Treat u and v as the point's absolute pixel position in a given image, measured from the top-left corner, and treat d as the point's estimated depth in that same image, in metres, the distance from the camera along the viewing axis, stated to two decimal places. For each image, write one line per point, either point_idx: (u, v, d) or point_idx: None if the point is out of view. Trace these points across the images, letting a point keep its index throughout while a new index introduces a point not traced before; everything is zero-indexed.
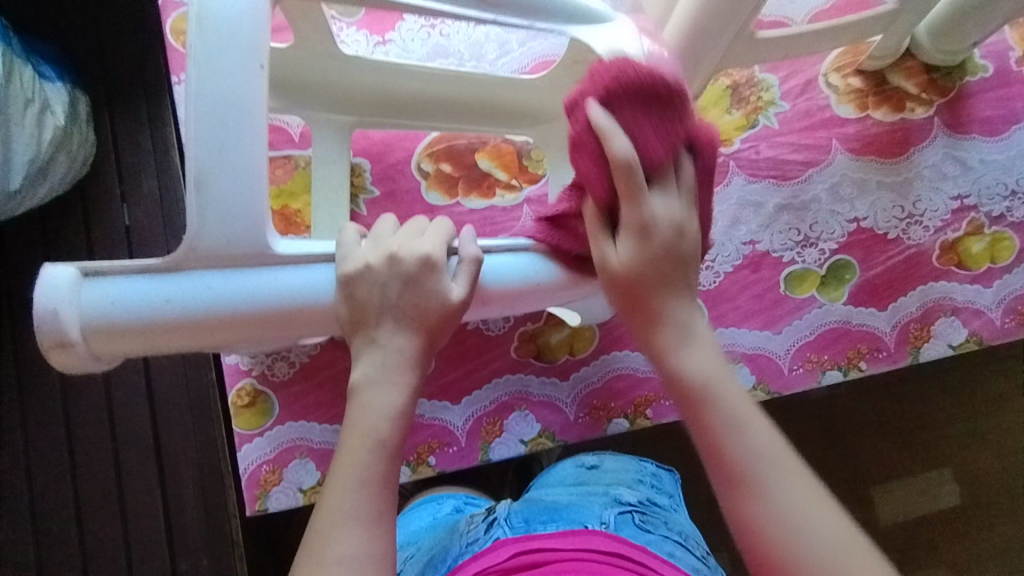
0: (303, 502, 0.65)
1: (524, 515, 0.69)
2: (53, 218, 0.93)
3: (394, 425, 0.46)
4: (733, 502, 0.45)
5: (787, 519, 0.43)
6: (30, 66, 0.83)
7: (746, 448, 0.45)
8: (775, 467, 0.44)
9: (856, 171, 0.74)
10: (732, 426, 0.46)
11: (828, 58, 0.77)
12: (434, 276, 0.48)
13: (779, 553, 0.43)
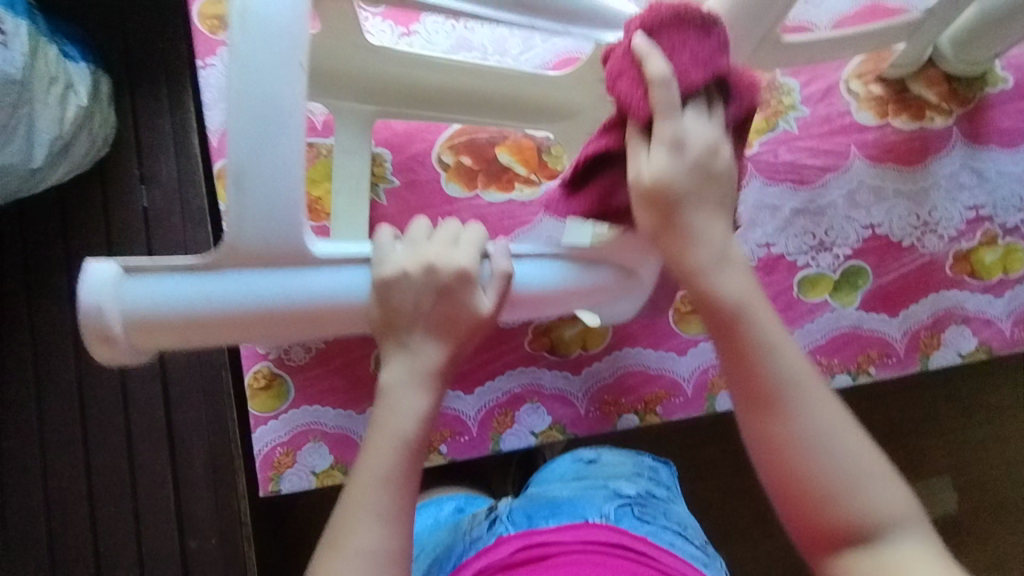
0: (315, 485, 0.66)
1: (525, 511, 0.71)
2: (74, 197, 0.94)
3: (419, 430, 0.50)
4: (760, 418, 0.49)
5: (820, 438, 0.48)
6: (55, 45, 0.83)
7: (806, 433, 0.48)
8: (835, 446, 0.48)
9: (873, 178, 0.75)
10: (796, 420, 0.48)
11: (850, 64, 0.77)
12: (470, 290, 0.51)
13: (805, 468, 0.48)
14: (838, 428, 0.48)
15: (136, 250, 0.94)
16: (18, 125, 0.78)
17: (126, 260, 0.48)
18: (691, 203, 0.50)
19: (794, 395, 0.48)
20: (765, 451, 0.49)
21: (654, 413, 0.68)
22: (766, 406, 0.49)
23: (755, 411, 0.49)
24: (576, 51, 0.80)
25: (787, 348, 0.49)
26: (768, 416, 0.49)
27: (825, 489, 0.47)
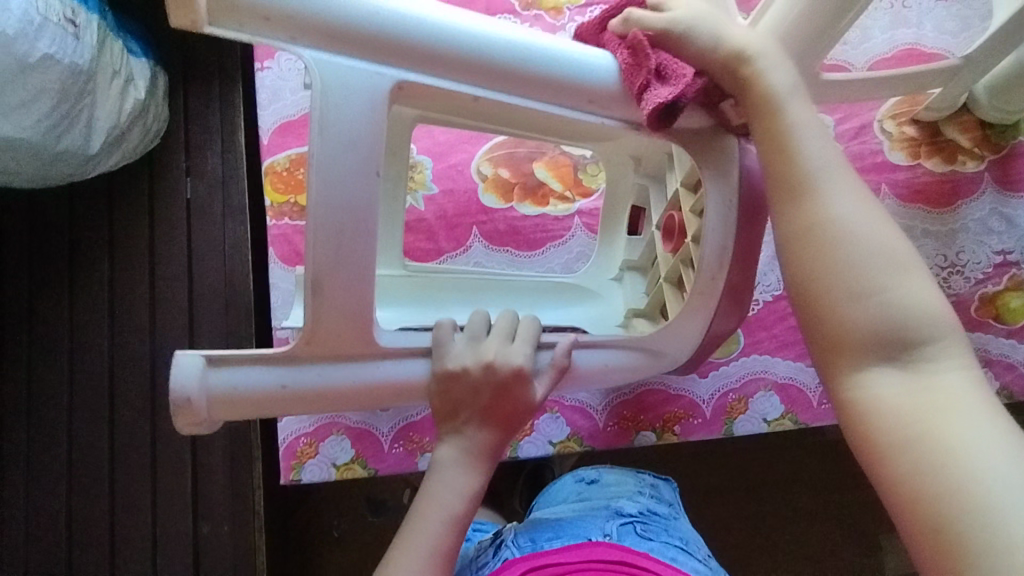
0: (336, 477, 0.67)
1: (530, 534, 0.69)
2: (122, 184, 0.98)
3: (467, 504, 0.56)
4: (795, 205, 0.50)
5: (851, 249, 0.47)
6: (121, 41, 0.88)
7: (840, 213, 0.48)
8: (877, 263, 0.46)
9: (903, 217, 0.76)
10: (829, 215, 0.48)
11: (885, 105, 0.79)
12: (525, 385, 0.58)
13: (829, 267, 0.47)
14: (878, 237, 0.47)
15: (176, 239, 0.97)
16: (81, 113, 0.82)
17: (209, 351, 0.55)
18: (789, 97, 0.51)
19: (829, 185, 0.49)
20: (796, 243, 0.49)
21: (671, 432, 0.71)
22: (806, 192, 0.49)
23: (790, 198, 0.49)
24: None
25: (831, 161, 0.50)
26: (806, 198, 0.49)
27: (857, 283, 0.46)
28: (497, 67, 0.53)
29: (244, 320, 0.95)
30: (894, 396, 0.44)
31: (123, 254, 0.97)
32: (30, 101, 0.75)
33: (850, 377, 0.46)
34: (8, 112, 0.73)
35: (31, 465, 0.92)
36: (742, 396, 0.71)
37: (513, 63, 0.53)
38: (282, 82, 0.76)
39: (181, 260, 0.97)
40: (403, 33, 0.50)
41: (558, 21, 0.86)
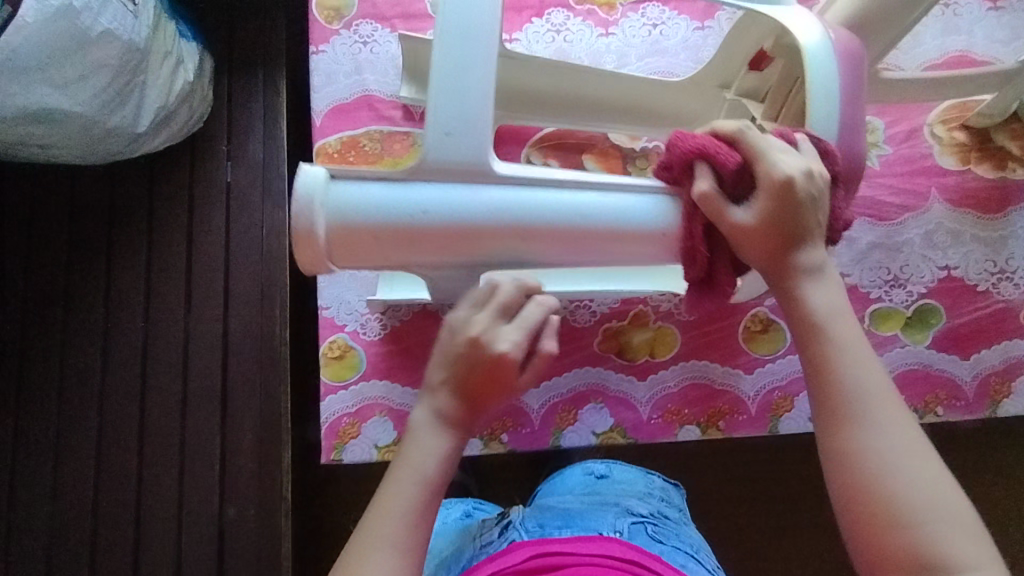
0: (376, 458, 0.75)
1: (538, 519, 0.64)
2: (162, 165, 0.98)
3: (439, 467, 0.53)
4: (834, 432, 0.51)
5: (892, 469, 0.49)
6: (174, 23, 0.89)
7: (886, 445, 0.49)
8: (918, 490, 0.48)
9: (952, 222, 0.77)
10: (872, 444, 0.50)
11: (932, 113, 0.79)
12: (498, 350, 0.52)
13: (874, 493, 0.49)
14: (921, 470, 0.49)
15: (214, 223, 0.97)
16: (132, 92, 0.83)
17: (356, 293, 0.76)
18: (830, 322, 0.53)
19: (875, 412, 0.50)
20: (840, 471, 0.50)
21: (715, 427, 0.77)
22: (851, 420, 0.51)
23: (834, 423, 0.51)
24: (668, 71, 0.82)
25: (876, 385, 0.51)
26: (847, 426, 0.51)
27: (894, 508, 0.48)
28: (546, 238, 0.58)
29: (280, 304, 0.95)
30: None
31: (160, 234, 0.97)
32: (86, 76, 0.76)
33: None
34: (64, 85, 0.75)
35: (60, 441, 0.92)
36: (787, 394, 0.77)
37: (557, 231, 0.58)
38: (337, 65, 0.80)
39: (218, 243, 0.97)
40: (467, 228, 0.57)
41: (612, 16, 0.83)
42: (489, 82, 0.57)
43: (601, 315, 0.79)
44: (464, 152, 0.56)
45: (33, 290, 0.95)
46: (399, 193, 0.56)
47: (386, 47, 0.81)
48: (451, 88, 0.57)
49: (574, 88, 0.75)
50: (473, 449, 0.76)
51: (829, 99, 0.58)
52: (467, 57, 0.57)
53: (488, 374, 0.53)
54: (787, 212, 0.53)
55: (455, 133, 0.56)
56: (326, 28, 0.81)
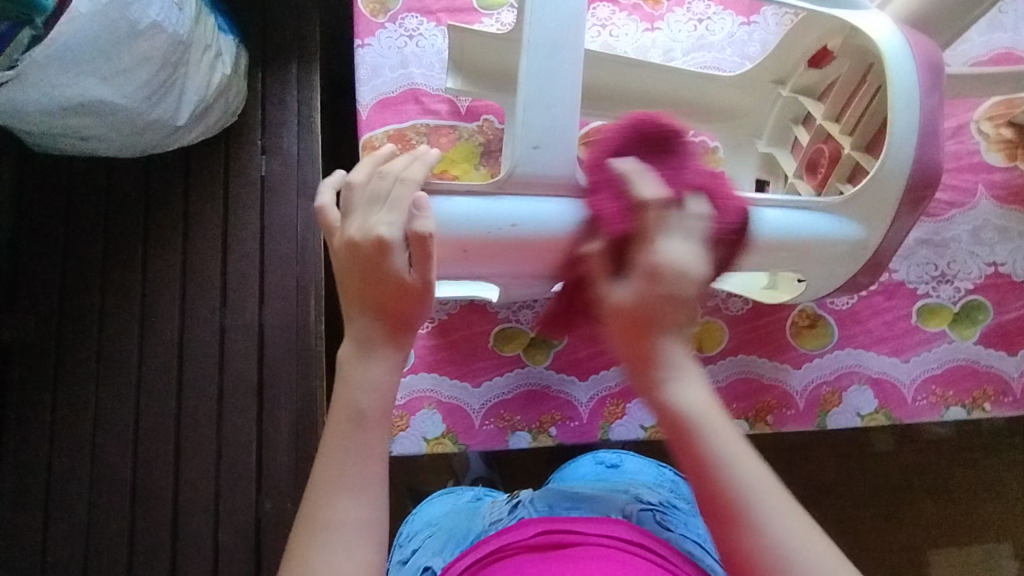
0: (426, 450, 0.76)
1: (547, 500, 0.66)
2: (197, 157, 0.98)
3: (377, 398, 0.50)
4: (723, 531, 0.44)
5: (782, 571, 0.42)
6: (212, 16, 0.89)
7: (771, 536, 0.43)
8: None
9: (999, 218, 0.80)
10: (775, 546, 0.43)
11: (982, 107, 0.82)
12: (387, 257, 0.50)
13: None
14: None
15: (248, 218, 0.97)
16: (174, 84, 0.83)
17: None
18: (706, 423, 0.47)
19: (757, 505, 0.44)
20: None
21: (763, 421, 0.77)
22: (739, 523, 0.43)
23: (728, 528, 0.44)
24: (714, 67, 0.85)
25: (739, 476, 0.45)
26: (736, 530, 0.43)
27: None
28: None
29: (314, 299, 0.95)
30: None
31: (195, 228, 0.96)
32: (131, 69, 0.77)
33: None
34: (110, 77, 0.76)
35: (96, 434, 0.92)
36: (836, 389, 0.77)
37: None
38: (382, 59, 0.82)
39: (252, 237, 0.96)
40: (544, 238, 0.61)
41: (657, 11, 0.86)
42: (575, 97, 0.60)
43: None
44: (550, 167, 0.60)
45: (70, 282, 0.95)
46: (489, 206, 0.61)
47: (431, 40, 0.83)
48: (539, 102, 0.59)
49: (636, 82, 0.79)
50: (520, 442, 0.77)
51: (912, 101, 0.60)
52: (556, 74, 0.59)
53: (396, 296, 0.51)
54: (655, 305, 0.49)
55: (542, 147, 0.59)
56: (371, 21, 0.83)
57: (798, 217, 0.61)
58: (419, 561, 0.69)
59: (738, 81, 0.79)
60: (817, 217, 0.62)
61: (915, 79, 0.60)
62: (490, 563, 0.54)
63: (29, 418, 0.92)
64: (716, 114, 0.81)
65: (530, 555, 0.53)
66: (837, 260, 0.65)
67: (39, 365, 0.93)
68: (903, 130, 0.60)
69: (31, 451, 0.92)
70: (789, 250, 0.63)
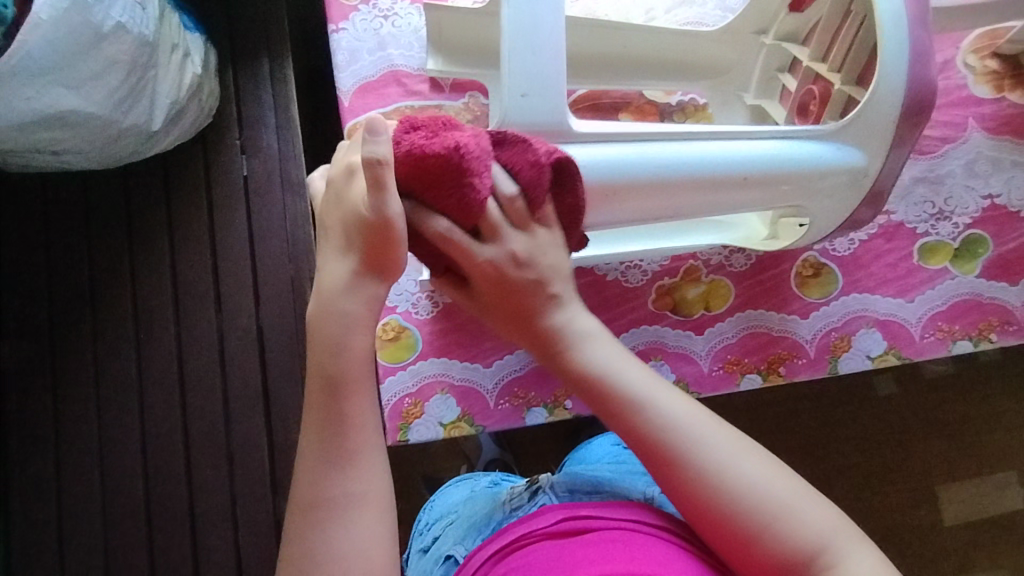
0: (443, 434, 0.76)
1: (568, 485, 0.66)
2: (174, 162, 0.95)
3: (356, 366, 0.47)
4: (670, 474, 0.48)
5: (726, 477, 0.46)
6: (177, 15, 0.86)
7: (717, 462, 0.47)
8: (789, 509, 0.46)
9: (991, 150, 0.81)
10: (713, 469, 0.47)
11: (966, 39, 0.82)
12: (350, 182, 0.48)
13: (723, 510, 0.46)
14: (782, 481, 0.47)
15: (235, 220, 0.94)
16: (144, 88, 0.80)
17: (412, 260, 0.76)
18: (616, 375, 0.51)
19: (689, 439, 0.48)
20: (693, 506, 0.47)
21: (777, 373, 0.78)
22: (674, 457, 0.48)
23: (669, 469, 0.48)
24: (697, 22, 0.84)
25: (692, 423, 0.48)
26: (679, 467, 0.47)
27: (739, 522, 0.46)
28: (630, 196, 0.59)
29: (310, 297, 0.94)
30: None
31: (182, 236, 0.94)
32: (98, 75, 0.74)
33: None
34: (79, 85, 0.73)
35: (104, 454, 0.91)
36: (845, 334, 0.78)
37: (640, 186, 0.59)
38: (358, 43, 0.80)
39: (241, 239, 0.94)
40: None
41: None
42: (561, 39, 0.56)
43: (652, 273, 0.80)
44: (542, 113, 0.56)
45: (58, 302, 0.93)
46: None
47: (407, 19, 0.81)
48: (525, 50, 0.56)
49: (621, 42, 0.78)
50: (537, 418, 0.77)
51: (899, 26, 0.59)
52: (539, 18, 0.56)
53: (359, 224, 0.46)
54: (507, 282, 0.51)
55: (531, 94, 0.56)
56: (341, 5, 0.81)
57: (793, 148, 0.62)
58: (440, 549, 0.69)
59: (721, 35, 0.78)
60: (821, 144, 0.62)
61: (906, 7, 0.60)
62: (511, 552, 0.55)
63: (34, 444, 0.91)
64: (703, 70, 0.81)
65: (553, 541, 0.53)
66: (842, 191, 0.65)
67: (38, 389, 0.91)
68: (894, 57, 0.59)
69: (39, 476, 0.91)
70: (790, 184, 0.63)
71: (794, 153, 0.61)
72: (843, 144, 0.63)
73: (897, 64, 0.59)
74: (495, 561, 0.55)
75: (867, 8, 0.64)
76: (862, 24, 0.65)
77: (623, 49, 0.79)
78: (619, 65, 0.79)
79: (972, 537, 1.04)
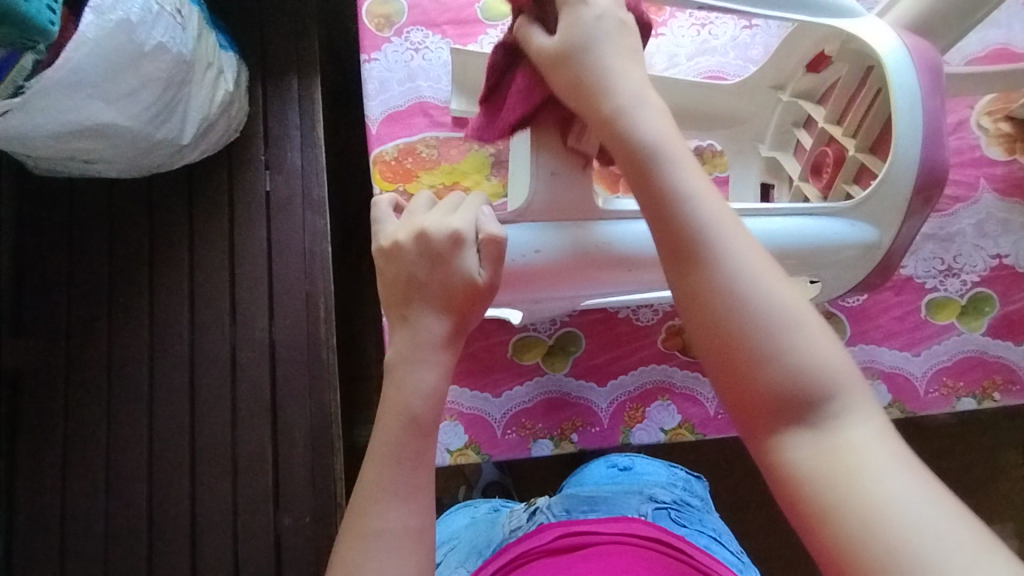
0: (450, 461, 0.77)
1: (564, 505, 0.68)
2: (201, 175, 0.97)
3: (431, 404, 0.46)
4: (682, 271, 0.42)
5: (740, 290, 0.40)
6: (214, 33, 0.89)
7: (738, 279, 0.41)
8: (808, 349, 0.40)
9: (1001, 211, 0.82)
10: (730, 281, 0.41)
11: (980, 102, 0.85)
12: (461, 254, 0.47)
13: (733, 333, 0.40)
14: (809, 321, 0.40)
15: (255, 234, 0.96)
16: (178, 104, 0.83)
17: None
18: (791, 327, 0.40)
19: (837, 405, 0.39)
20: (697, 316, 0.41)
21: None
22: (694, 255, 0.42)
23: (682, 266, 0.42)
24: (719, 71, 0.87)
25: (802, 325, 0.40)
26: (695, 267, 0.42)
27: (759, 345, 0.40)
28: (648, 268, 0.62)
29: (324, 314, 0.95)
30: (803, 485, 0.38)
31: (202, 246, 0.96)
32: (136, 91, 0.76)
33: (768, 444, 0.40)
34: (116, 100, 0.75)
35: (110, 456, 0.92)
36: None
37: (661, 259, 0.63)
38: (388, 73, 0.83)
39: (260, 253, 0.96)
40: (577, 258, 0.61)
41: (660, 17, 0.88)
42: None
43: (663, 314, 0.81)
44: (567, 191, 0.61)
45: (76, 304, 0.95)
46: (517, 232, 0.60)
47: (437, 53, 0.84)
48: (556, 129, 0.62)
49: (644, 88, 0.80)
50: (542, 450, 0.78)
51: (913, 103, 0.62)
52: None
53: (466, 301, 0.47)
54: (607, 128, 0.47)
55: (559, 173, 0.61)
56: (375, 35, 0.84)
57: (815, 223, 0.63)
58: (443, 572, 0.69)
59: (739, 89, 0.80)
60: (831, 220, 0.64)
61: (915, 82, 0.62)
62: (512, 569, 0.55)
63: (41, 442, 0.92)
64: (719, 119, 0.83)
65: (552, 558, 0.54)
66: (851, 265, 0.66)
67: (50, 389, 0.93)
68: (908, 134, 0.62)
69: (46, 477, 0.92)
70: (807, 258, 0.63)
71: (815, 230, 0.63)
72: (855, 221, 0.64)
73: (912, 139, 0.62)
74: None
75: (883, 81, 0.66)
76: (877, 97, 0.67)
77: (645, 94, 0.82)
78: None
79: None
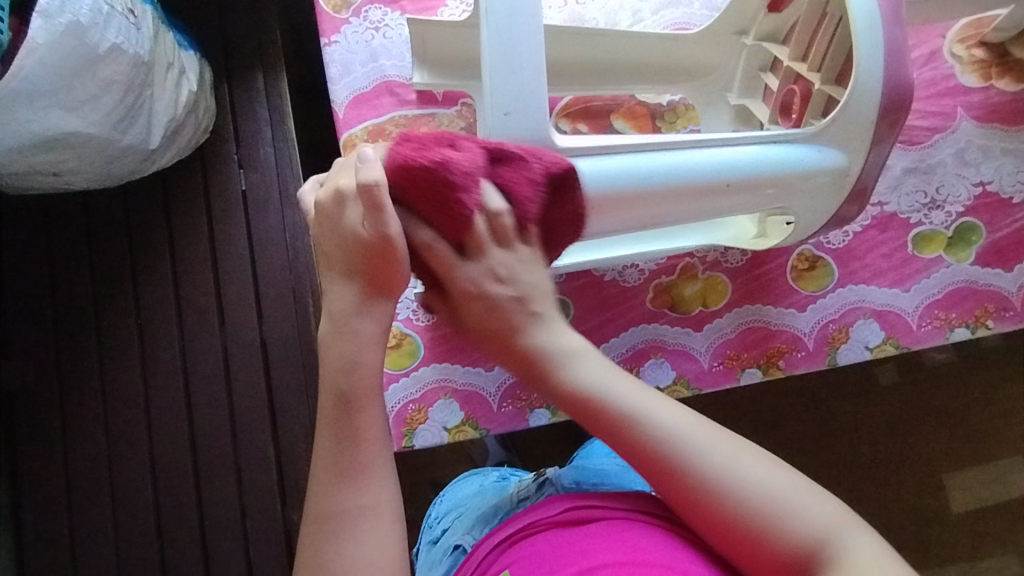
0: (448, 439, 0.76)
1: (574, 476, 0.67)
2: (174, 179, 0.96)
3: None
4: (673, 488, 0.45)
5: (719, 478, 0.44)
6: (171, 33, 0.87)
7: (717, 467, 0.44)
8: (747, 479, 0.44)
9: (980, 138, 0.82)
10: (709, 470, 0.45)
11: (952, 30, 0.83)
12: (343, 210, 0.48)
13: (717, 505, 0.44)
14: (760, 466, 0.45)
15: (235, 234, 0.95)
16: (141, 106, 0.81)
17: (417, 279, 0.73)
18: (631, 407, 0.47)
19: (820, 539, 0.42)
20: (694, 512, 0.45)
21: (776, 367, 0.79)
22: (682, 469, 0.45)
23: (672, 483, 0.45)
24: (684, 23, 0.86)
25: (724, 471, 0.44)
26: (684, 476, 0.45)
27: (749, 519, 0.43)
28: (611, 209, 0.59)
29: (312, 307, 0.94)
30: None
31: (183, 252, 0.95)
32: (96, 96, 0.75)
33: None
34: (76, 108, 0.74)
35: (113, 472, 0.92)
36: (843, 326, 0.79)
37: (623, 197, 0.59)
38: (350, 55, 0.82)
39: (242, 251, 0.95)
40: None
41: None
42: (541, 55, 0.57)
43: (649, 273, 0.81)
44: (522, 130, 0.56)
45: (61, 322, 0.94)
46: None
47: (397, 30, 0.83)
48: (506, 66, 0.57)
49: (607, 46, 0.79)
50: (540, 420, 0.78)
51: (872, 25, 0.60)
52: (518, 36, 0.57)
53: (363, 254, 0.47)
54: (492, 317, 0.50)
55: (512, 112, 0.56)
56: (333, 18, 0.82)
57: (781, 151, 0.63)
58: (450, 539, 0.70)
59: (703, 39, 0.79)
60: (796, 147, 0.63)
61: (875, 6, 0.60)
62: (520, 539, 0.55)
63: (43, 464, 0.92)
64: (690, 70, 0.82)
65: (561, 530, 0.54)
66: (821, 193, 0.66)
67: (46, 412, 0.92)
68: (869, 56, 0.60)
69: (51, 498, 0.91)
70: (774, 187, 0.64)
71: (779, 157, 0.62)
72: (823, 147, 0.64)
73: (875, 61, 0.60)
74: (501, 550, 0.56)
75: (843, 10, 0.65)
76: (838, 29, 0.66)
77: (610, 53, 0.80)
78: (607, 70, 0.81)
79: (978, 523, 1.05)
